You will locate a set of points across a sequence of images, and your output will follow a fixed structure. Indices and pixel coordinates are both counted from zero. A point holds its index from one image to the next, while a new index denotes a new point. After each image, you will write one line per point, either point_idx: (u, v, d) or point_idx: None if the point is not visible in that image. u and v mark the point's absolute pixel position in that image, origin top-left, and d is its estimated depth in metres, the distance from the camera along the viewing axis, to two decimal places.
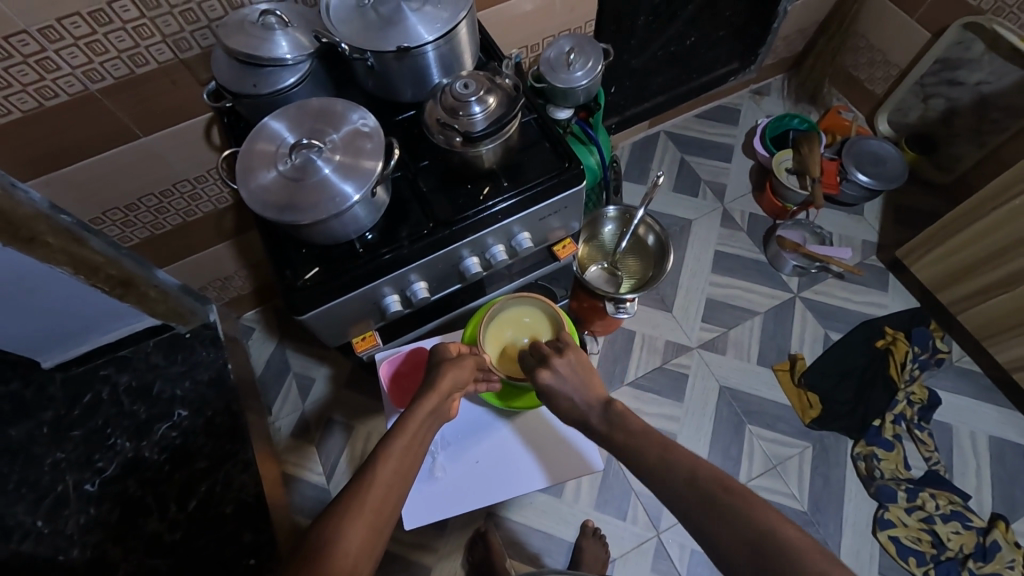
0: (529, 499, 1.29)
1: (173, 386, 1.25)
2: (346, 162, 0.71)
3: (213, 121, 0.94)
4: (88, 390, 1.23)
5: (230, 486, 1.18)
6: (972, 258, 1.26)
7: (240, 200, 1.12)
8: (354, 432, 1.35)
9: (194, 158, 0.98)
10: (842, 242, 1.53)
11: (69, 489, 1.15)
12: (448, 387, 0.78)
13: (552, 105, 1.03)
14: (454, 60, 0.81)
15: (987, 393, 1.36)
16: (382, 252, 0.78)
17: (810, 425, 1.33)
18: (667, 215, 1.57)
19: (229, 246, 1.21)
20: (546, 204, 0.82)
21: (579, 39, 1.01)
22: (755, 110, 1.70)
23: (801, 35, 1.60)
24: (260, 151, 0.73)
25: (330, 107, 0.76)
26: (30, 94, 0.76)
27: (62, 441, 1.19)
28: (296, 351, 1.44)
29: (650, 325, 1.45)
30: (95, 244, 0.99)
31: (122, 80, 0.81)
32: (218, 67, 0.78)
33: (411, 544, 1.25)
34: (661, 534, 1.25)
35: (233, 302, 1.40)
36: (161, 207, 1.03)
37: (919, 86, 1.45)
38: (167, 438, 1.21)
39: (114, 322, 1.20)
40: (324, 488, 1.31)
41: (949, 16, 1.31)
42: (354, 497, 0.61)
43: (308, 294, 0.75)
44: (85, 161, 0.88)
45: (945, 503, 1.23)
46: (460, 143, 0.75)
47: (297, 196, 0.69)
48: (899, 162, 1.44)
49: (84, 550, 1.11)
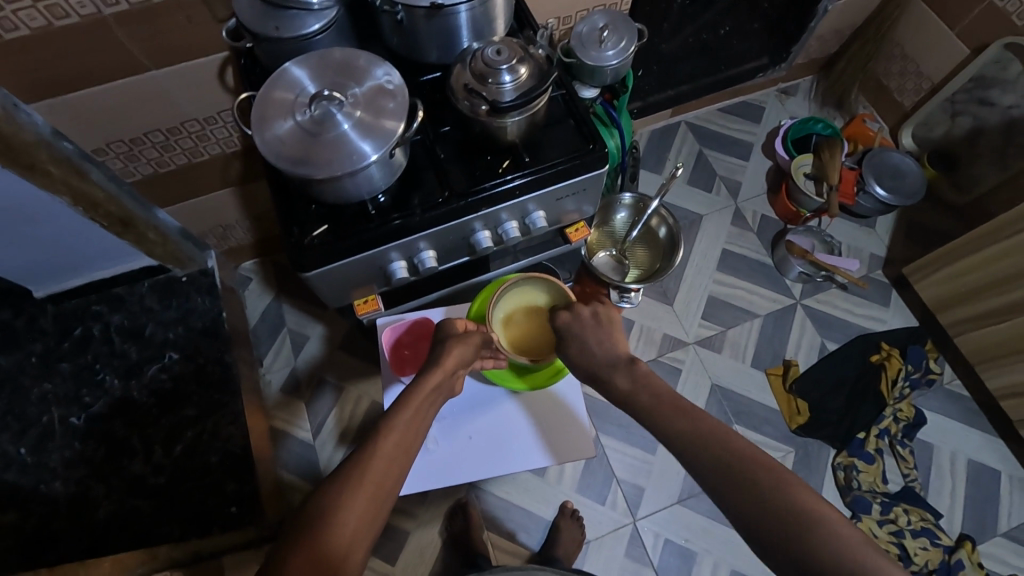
0: (512, 476, 1.29)
1: (166, 329, 1.23)
2: (366, 121, 0.68)
3: (229, 61, 0.90)
4: (78, 324, 1.21)
5: (218, 434, 1.17)
6: (979, 282, 1.25)
7: (249, 145, 1.08)
8: (344, 393, 1.34)
9: (206, 97, 0.94)
10: (851, 254, 1.52)
11: (55, 422, 1.14)
12: (454, 363, 0.77)
13: (578, 82, 0.99)
14: (486, 25, 0.78)
15: (974, 417, 1.37)
16: (393, 217, 0.75)
17: (795, 432, 1.34)
18: (681, 209, 1.55)
19: (234, 192, 1.18)
20: (565, 184, 0.80)
21: (613, 16, 0.97)
22: (779, 110, 1.67)
23: (835, 36, 1.56)
24: (278, 99, 0.70)
25: (353, 59, 0.73)
26: (40, 12, 0.72)
27: (50, 373, 1.17)
28: (292, 305, 1.42)
29: (650, 317, 1.44)
30: (95, 176, 0.95)
31: (138, 8, 0.77)
32: (239, 4, 0.75)
33: (393, 509, 1.26)
34: (637, 522, 1.26)
35: (232, 250, 1.37)
36: (167, 144, 1.00)
37: (949, 103, 1.43)
38: (157, 380, 1.19)
39: (111, 259, 1.17)
40: (310, 446, 1.31)
41: (990, 34, 1.29)
42: (355, 468, 0.60)
43: (315, 252, 0.73)
44: (92, 89, 0.85)
45: (916, 520, 1.25)
46: (485, 111, 0.73)
47: (313, 150, 0.67)
48: (918, 177, 1.43)
49: (66, 483, 1.11)
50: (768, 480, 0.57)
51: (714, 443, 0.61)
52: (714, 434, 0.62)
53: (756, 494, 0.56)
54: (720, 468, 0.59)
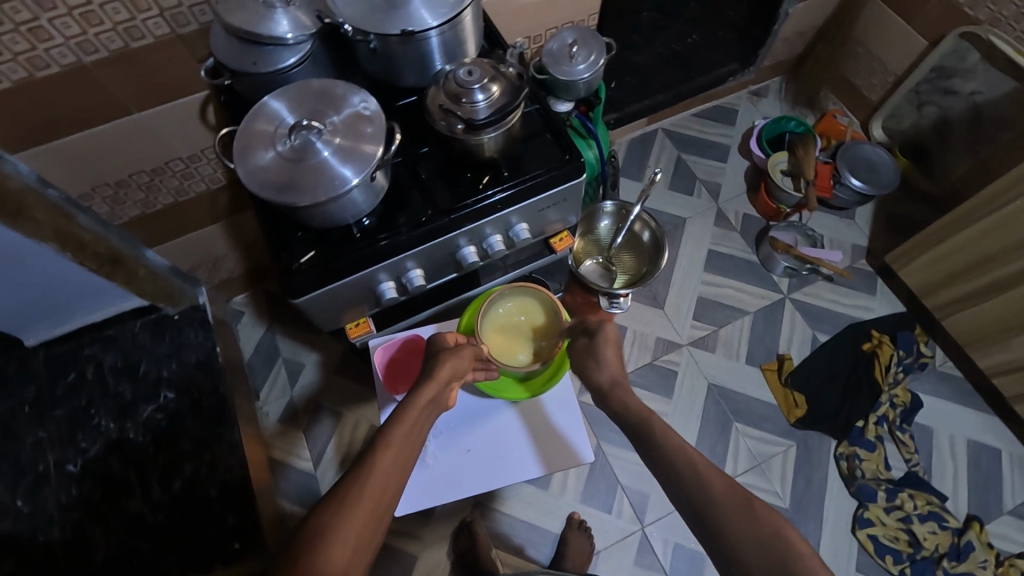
0: (516, 490, 1.29)
1: (159, 368, 1.23)
2: (346, 146, 0.70)
3: (209, 100, 0.93)
4: (70, 368, 1.21)
5: (215, 469, 1.17)
6: (959, 265, 1.28)
7: (233, 180, 1.10)
8: (342, 419, 1.34)
9: (188, 136, 0.96)
10: (833, 246, 1.54)
11: (49, 469, 1.13)
12: (446, 376, 0.78)
13: (553, 97, 1.02)
14: (457, 47, 0.80)
15: (968, 398, 1.39)
16: (379, 238, 0.77)
17: (795, 425, 1.35)
18: (663, 213, 1.58)
19: (221, 227, 1.20)
20: (545, 196, 0.82)
21: (582, 32, 1.00)
22: (752, 111, 1.71)
23: (799, 37, 1.61)
24: (259, 131, 0.72)
25: (331, 88, 0.75)
26: (21, 63, 0.74)
27: (43, 420, 1.17)
28: (285, 336, 1.43)
29: (642, 321, 1.45)
30: (83, 220, 0.96)
31: (117, 53, 0.79)
32: (217, 43, 0.77)
33: (397, 532, 1.25)
34: (645, 528, 1.26)
35: (223, 285, 1.38)
36: (152, 184, 1.02)
37: (914, 93, 1.47)
38: (153, 420, 1.19)
39: (101, 301, 1.17)
40: (311, 475, 1.30)
41: (946, 25, 1.33)
42: (352, 486, 0.61)
43: (303, 277, 0.75)
44: (74, 135, 0.86)
45: (923, 504, 1.26)
46: (461, 130, 0.75)
47: (295, 178, 0.69)
48: (891, 168, 1.46)
49: (63, 531, 1.10)
50: (763, 514, 0.59)
51: (709, 472, 0.65)
52: (712, 468, 0.65)
53: (752, 527, 0.59)
54: (716, 501, 0.62)
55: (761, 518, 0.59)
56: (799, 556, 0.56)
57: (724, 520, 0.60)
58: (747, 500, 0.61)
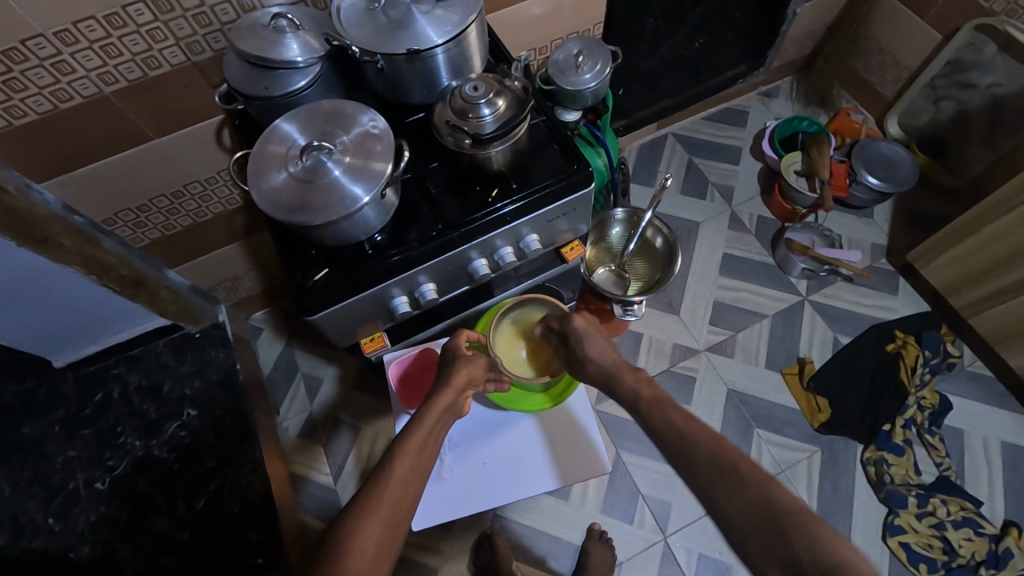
0: (535, 501, 1.29)
1: (182, 386, 1.26)
2: (356, 164, 0.71)
3: (224, 123, 0.95)
4: (98, 388, 1.24)
5: (238, 486, 1.19)
6: (984, 262, 1.25)
7: (250, 201, 1.12)
8: (361, 433, 1.36)
9: (205, 159, 0.99)
10: (852, 245, 1.52)
11: (79, 487, 1.17)
12: (462, 382, 0.79)
13: (560, 107, 1.03)
14: (464, 63, 0.81)
15: (999, 398, 1.35)
16: (390, 253, 0.78)
17: (819, 430, 1.33)
18: (676, 218, 1.57)
19: (239, 247, 1.22)
20: (554, 206, 0.83)
21: (586, 41, 1.01)
22: (763, 112, 1.70)
23: (809, 36, 1.59)
24: (271, 153, 0.74)
25: (340, 109, 0.76)
26: (46, 96, 0.77)
27: (73, 439, 1.20)
28: (304, 351, 1.45)
29: (659, 327, 1.44)
30: (108, 244, 1.00)
31: (136, 83, 0.82)
32: (230, 69, 0.79)
33: (417, 545, 1.25)
34: (668, 538, 1.24)
35: (242, 303, 1.41)
36: (172, 208, 1.04)
37: (930, 88, 1.44)
38: (177, 438, 1.21)
39: (125, 322, 1.21)
40: (331, 489, 1.31)
41: (959, 19, 1.31)
42: (370, 494, 0.62)
43: (317, 294, 0.76)
44: (96, 163, 0.89)
45: (956, 510, 1.22)
46: (468, 145, 0.76)
47: (306, 198, 0.70)
48: (909, 164, 1.43)
49: (93, 548, 1.13)
50: (755, 480, 0.58)
51: None
52: None
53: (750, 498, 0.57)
54: (708, 472, 0.62)
55: (752, 483, 0.58)
56: (792, 517, 0.55)
57: (717, 491, 0.60)
58: (737, 467, 0.60)
